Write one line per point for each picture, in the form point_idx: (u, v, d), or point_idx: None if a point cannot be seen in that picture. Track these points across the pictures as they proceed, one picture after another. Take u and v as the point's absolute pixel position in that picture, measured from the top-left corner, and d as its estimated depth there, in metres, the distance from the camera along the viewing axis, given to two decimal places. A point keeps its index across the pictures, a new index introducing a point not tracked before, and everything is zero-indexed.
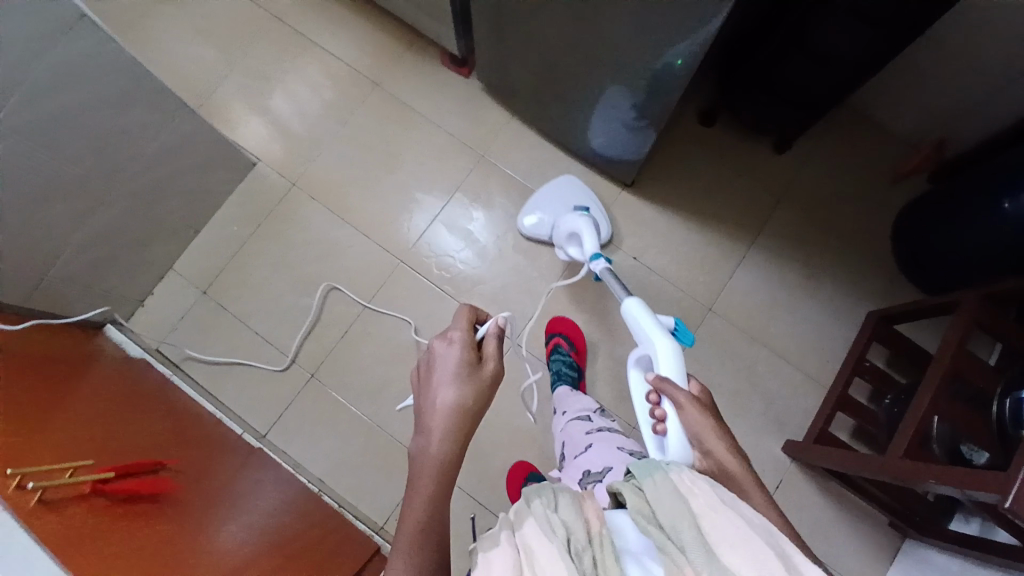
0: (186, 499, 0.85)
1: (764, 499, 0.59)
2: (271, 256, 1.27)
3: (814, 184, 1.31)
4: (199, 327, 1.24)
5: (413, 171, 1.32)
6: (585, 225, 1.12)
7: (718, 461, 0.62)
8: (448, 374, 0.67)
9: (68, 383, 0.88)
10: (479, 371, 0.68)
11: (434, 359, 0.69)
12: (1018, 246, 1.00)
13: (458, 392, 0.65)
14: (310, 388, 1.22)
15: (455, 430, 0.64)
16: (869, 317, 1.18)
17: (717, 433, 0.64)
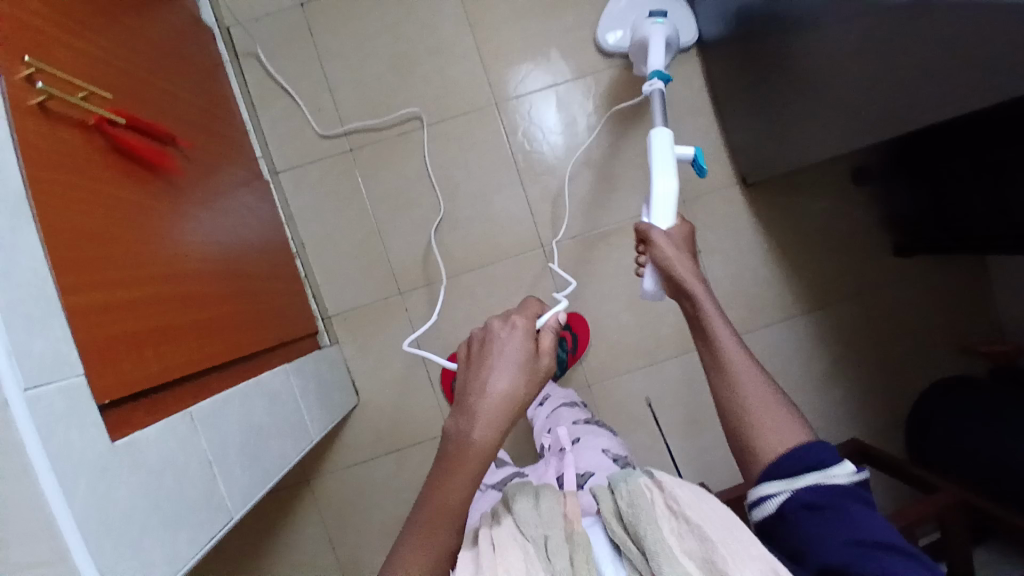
0: (177, 186, 0.82)
1: (730, 334, 0.67)
2: (382, 11, 1.15)
3: (903, 302, 1.21)
4: (276, 32, 1.14)
5: (564, 26, 1.17)
6: (656, 35, 1.03)
7: (680, 278, 0.71)
8: (506, 362, 0.68)
9: (129, 6, 0.82)
10: (535, 363, 0.70)
11: (490, 343, 0.70)
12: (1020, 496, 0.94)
13: (513, 381, 0.67)
14: (342, 160, 1.16)
15: (501, 419, 0.66)
16: (846, 442, 1.17)
17: (688, 261, 0.73)
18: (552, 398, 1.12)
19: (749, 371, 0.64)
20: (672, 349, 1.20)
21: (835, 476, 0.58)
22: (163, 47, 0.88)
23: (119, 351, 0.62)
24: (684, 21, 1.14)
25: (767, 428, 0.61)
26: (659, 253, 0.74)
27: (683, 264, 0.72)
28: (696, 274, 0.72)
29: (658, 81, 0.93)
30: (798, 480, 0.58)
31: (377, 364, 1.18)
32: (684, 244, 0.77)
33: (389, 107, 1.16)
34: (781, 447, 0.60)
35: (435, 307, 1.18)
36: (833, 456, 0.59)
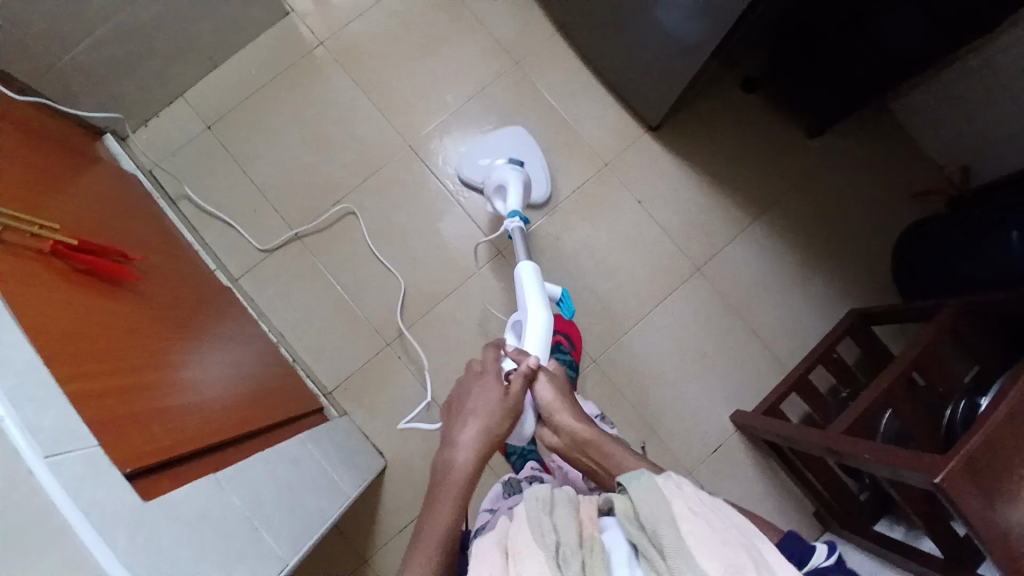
0: (146, 296, 0.86)
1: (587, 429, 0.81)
2: (285, 107, 1.26)
3: (836, 176, 1.28)
4: (195, 159, 1.22)
5: (446, 62, 1.30)
6: (513, 177, 1.12)
7: (556, 419, 0.83)
8: (478, 408, 0.79)
9: (56, 167, 0.90)
10: (505, 399, 0.80)
11: (469, 394, 0.82)
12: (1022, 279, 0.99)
13: (485, 424, 0.78)
14: (292, 247, 1.21)
15: (478, 449, 0.76)
16: (847, 313, 1.20)
17: (569, 411, 0.83)
18: None
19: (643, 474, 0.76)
20: (654, 296, 1.24)
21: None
22: (98, 196, 0.95)
23: (133, 428, 0.64)
24: (529, 155, 1.25)
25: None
26: (546, 400, 0.84)
27: (568, 411, 0.83)
28: (568, 396, 0.86)
29: (517, 223, 1.05)
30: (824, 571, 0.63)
31: (389, 421, 1.17)
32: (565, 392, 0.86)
33: (320, 187, 1.24)
34: (774, 537, 0.65)
35: (425, 345, 1.20)
36: (813, 544, 0.64)
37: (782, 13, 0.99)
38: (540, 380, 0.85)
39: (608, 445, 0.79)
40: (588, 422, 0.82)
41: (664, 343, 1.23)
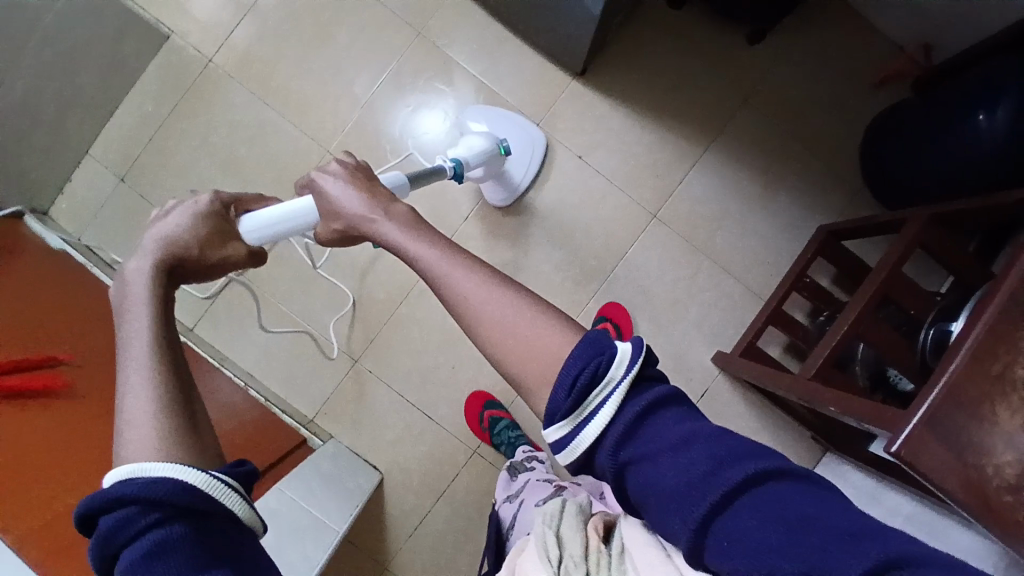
0: (81, 393, 0.86)
1: (356, 190, 0.72)
2: (191, 138, 1.19)
3: (787, 82, 1.17)
4: (118, 217, 1.18)
5: (344, 51, 1.19)
6: (481, 144, 1.08)
7: (328, 194, 0.73)
8: (188, 208, 0.66)
9: None
10: (213, 242, 0.67)
11: (169, 209, 0.67)
12: (1004, 165, 0.90)
13: (188, 225, 0.65)
14: (236, 284, 1.18)
15: (163, 260, 0.62)
16: (817, 231, 1.13)
17: (368, 185, 0.73)
18: None
19: (463, 276, 0.61)
20: (613, 254, 1.19)
21: (616, 381, 0.51)
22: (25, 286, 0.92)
23: (70, 561, 0.65)
24: (501, 125, 1.16)
25: (530, 332, 0.57)
26: (344, 201, 0.71)
27: (358, 199, 0.70)
28: (359, 185, 0.72)
29: (449, 164, 1.00)
30: (584, 404, 0.51)
31: (374, 434, 1.18)
32: (362, 173, 0.76)
33: None
34: (562, 346, 0.55)
35: (392, 352, 1.19)
36: (605, 340, 0.54)
37: None
38: (318, 178, 0.75)
39: (406, 236, 0.66)
40: (385, 213, 0.69)
41: (632, 299, 1.19)
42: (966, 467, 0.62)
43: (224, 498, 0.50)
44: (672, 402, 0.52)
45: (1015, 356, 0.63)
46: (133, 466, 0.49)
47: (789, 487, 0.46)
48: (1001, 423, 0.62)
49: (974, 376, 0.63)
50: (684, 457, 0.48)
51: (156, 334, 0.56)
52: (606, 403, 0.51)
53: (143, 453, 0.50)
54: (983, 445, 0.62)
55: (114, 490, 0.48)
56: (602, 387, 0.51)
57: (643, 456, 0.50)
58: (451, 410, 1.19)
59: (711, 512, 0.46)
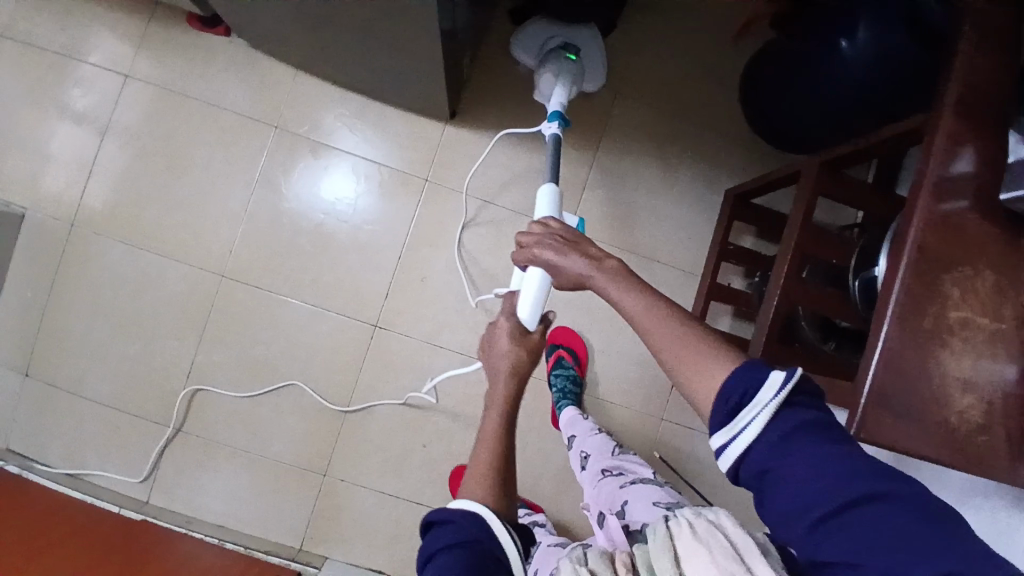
0: None
1: (556, 258, 0.69)
2: (82, 308, 1.12)
3: (651, 59, 1.15)
4: (34, 413, 1.11)
5: (209, 169, 1.14)
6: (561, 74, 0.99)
7: (534, 261, 0.72)
8: (501, 329, 0.80)
9: None
10: (524, 342, 0.79)
11: (493, 330, 0.81)
12: (886, 81, 0.86)
13: (509, 340, 0.78)
14: (177, 439, 1.12)
15: (506, 370, 0.77)
16: (725, 198, 1.11)
17: (566, 252, 0.69)
18: (589, 453, 1.00)
19: (653, 325, 0.60)
20: None
21: (765, 405, 0.51)
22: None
23: None
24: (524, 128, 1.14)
25: (703, 368, 0.56)
26: (552, 262, 0.70)
27: (564, 262, 0.68)
28: (573, 250, 0.69)
29: (553, 125, 0.93)
30: (735, 423, 0.52)
31: (367, 539, 1.13)
32: (567, 238, 0.70)
33: (166, 368, 1.12)
34: (711, 390, 0.55)
35: (360, 453, 1.14)
36: (756, 379, 0.52)
37: None
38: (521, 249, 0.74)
39: (614, 291, 0.64)
40: (599, 267, 0.66)
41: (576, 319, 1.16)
42: (932, 427, 0.62)
43: (510, 553, 0.64)
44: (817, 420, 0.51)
45: (941, 304, 0.63)
46: (461, 501, 0.66)
47: (895, 504, 0.46)
48: (951, 371, 0.63)
49: (908, 337, 0.63)
50: (814, 463, 0.48)
51: (502, 415, 0.74)
52: (754, 421, 0.51)
53: (479, 494, 0.67)
54: (939, 399, 0.62)
55: (449, 509, 0.66)
56: (751, 408, 0.51)
57: (772, 468, 0.50)
58: (437, 489, 1.15)
59: (827, 515, 0.47)
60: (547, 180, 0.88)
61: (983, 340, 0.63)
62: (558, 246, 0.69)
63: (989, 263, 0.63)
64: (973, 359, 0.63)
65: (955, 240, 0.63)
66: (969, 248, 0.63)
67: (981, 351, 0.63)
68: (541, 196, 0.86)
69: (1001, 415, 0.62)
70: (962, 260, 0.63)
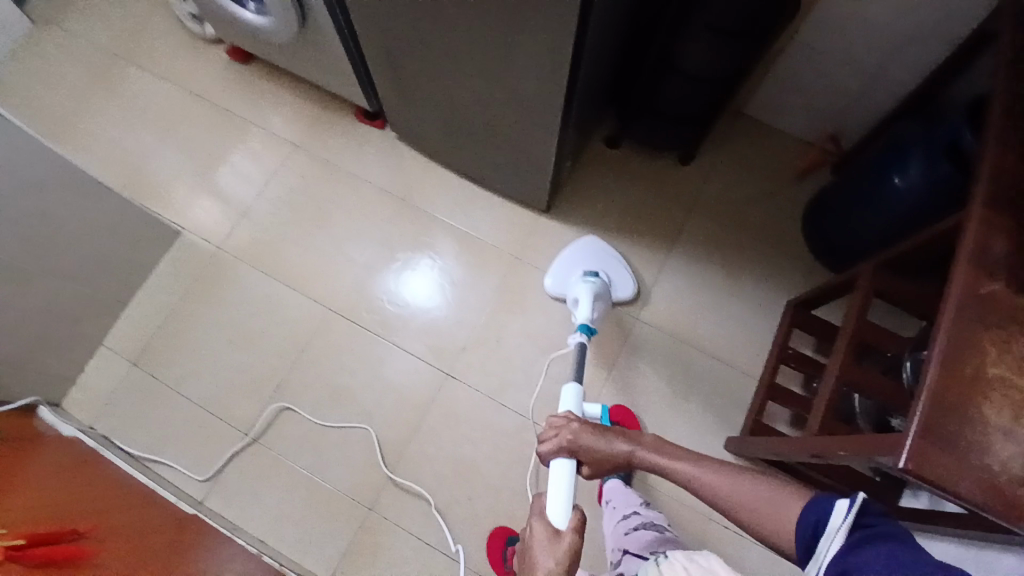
0: (109, 564, 0.81)
1: (601, 439, 0.88)
2: (203, 316, 1.29)
3: (723, 189, 1.35)
4: (132, 399, 1.23)
5: (338, 224, 1.36)
6: (584, 293, 1.16)
7: (572, 445, 0.88)
8: (537, 524, 0.79)
9: (18, 462, 0.88)
10: (559, 535, 0.77)
11: (530, 540, 0.78)
12: (934, 211, 1.03)
13: (545, 534, 0.78)
14: (247, 447, 1.19)
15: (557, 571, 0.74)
16: (787, 306, 1.22)
17: (601, 434, 0.88)
18: (617, 506, 1.06)
19: (721, 480, 0.80)
20: (606, 359, 1.24)
21: (837, 527, 0.64)
22: (54, 472, 0.93)
23: None
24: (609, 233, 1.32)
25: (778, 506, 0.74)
26: (592, 447, 0.87)
27: (610, 442, 0.88)
28: (607, 437, 0.88)
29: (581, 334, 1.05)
30: (818, 553, 0.65)
31: None
32: (593, 426, 0.90)
33: (256, 384, 1.24)
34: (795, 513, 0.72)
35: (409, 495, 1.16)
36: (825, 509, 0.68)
37: (594, 74, 1.08)
38: (550, 445, 0.89)
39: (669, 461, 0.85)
40: (641, 442, 0.88)
41: (635, 401, 1.22)
42: (976, 470, 0.66)
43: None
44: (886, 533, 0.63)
45: (982, 359, 0.71)
46: None
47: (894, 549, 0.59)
48: (992, 420, 0.68)
49: (949, 387, 0.69)
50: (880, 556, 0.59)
51: None
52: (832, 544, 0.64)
53: None
54: (983, 446, 0.67)
55: None
56: (828, 539, 0.65)
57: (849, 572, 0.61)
58: (474, 548, 1.13)
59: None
60: (574, 379, 0.98)
61: (1021, 399, 0.69)
62: (595, 432, 0.88)
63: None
64: (1013, 413, 0.68)
65: (993, 308, 0.73)
66: (1005, 315, 0.73)
67: (1020, 408, 0.69)
68: (565, 392, 0.96)
69: None
70: (998, 324, 0.72)
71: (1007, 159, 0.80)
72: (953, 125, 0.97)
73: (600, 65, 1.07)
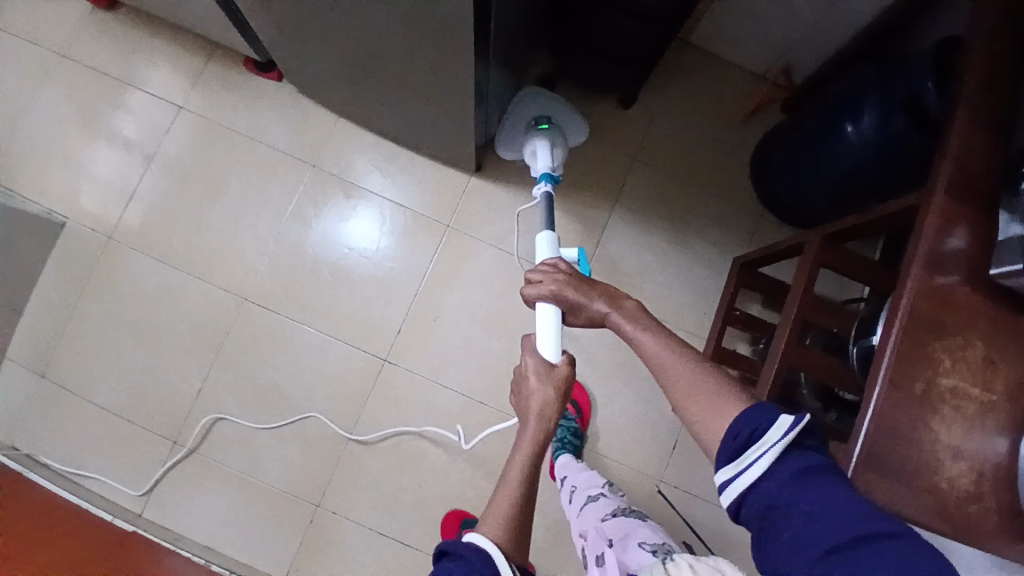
0: None
1: (574, 292, 0.77)
2: (106, 317, 1.17)
3: (667, 133, 1.23)
4: (44, 414, 1.14)
5: (244, 199, 1.21)
6: (540, 139, 1.06)
7: (547, 293, 0.78)
8: (525, 373, 0.76)
9: None
10: (550, 379, 0.75)
11: (522, 381, 0.77)
12: (889, 165, 0.94)
13: (539, 378, 0.75)
14: (178, 455, 1.13)
15: (534, 423, 0.71)
16: (733, 264, 1.16)
17: (578, 287, 0.77)
18: (579, 488, 1.03)
19: (678, 355, 0.67)
20: None
21: (771, 444, 0.54)
22: None
23: None
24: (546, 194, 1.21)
25: (714, 391, 0.63)
26: (570, 298, 0.77)
27: (585, 298, 0.76)
28: (583, 291, 0.77)
29: (544, 185, 0.98)
30: (744, 457, 0.55)
31: None
32: (571, 274, 0.79)
33: (178, 386, 1.15)
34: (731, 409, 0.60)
35: (356, 487, 1.14)
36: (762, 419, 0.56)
37: (513, 18, 0.92)
38: (530, 289, 0.80)
39: (636, 325, 0.72)
40: (617, 305, 0.75)
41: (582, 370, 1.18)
42: (921, 494, 0.63)
43: None
44: (823, 466, 0.53)
45: (932, 370, 0.66)
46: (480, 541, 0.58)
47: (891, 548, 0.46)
48: (942, 439, 0.64)
49: (895, 404, 0.64)
50: (823, 497, 0.50)
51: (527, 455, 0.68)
52: (763, 458, 0.54)
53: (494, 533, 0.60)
54: (931, 465, 0.64)
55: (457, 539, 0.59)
56: (756, 449, 0.54)
57: (774, 505, 0.52)
58: (426, 531, 1.14)
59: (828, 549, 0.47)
60: (547, 227, 0.91)
61: (973, 412, 0.65)
62: (569, 282, 0.77)
63: (978, 336, 0.66)
64: (964, 429, 0.64)
65: (945, 311, 0.67)
66: (959, 319, 0.66)
67: (970, 422, 0.64)
68: (539, 239, 0.88)
69: (993, 490, 0.63)
70: (954, 331, 0.66)
71: (975, 137, 0.70)
72: (914, 75, 0.86)
73: (517, 7, 0.91)
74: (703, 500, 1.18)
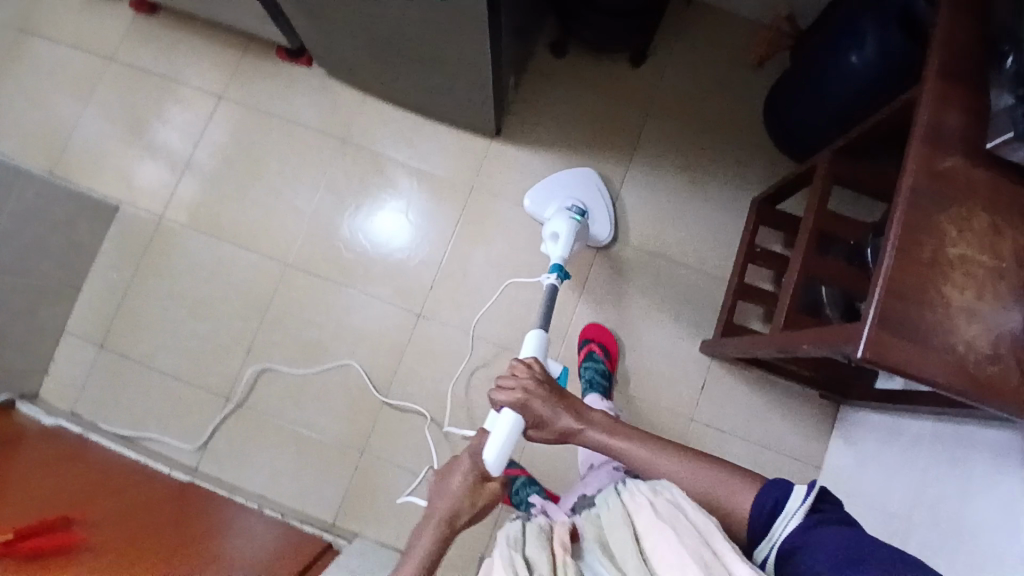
0: (109, 543, 0.82)
1: (550, 409, 0.84)
2: (159, 289, 1.25)
3: (677, 88, 1.28)
4: (105, 382, 1.22)
5: (281, 175, 1.29)
6: (565, 226, 1.10)
7: (520, 401, 0.84)
8: (459, 468, 0.90)
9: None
10: (479, 489, 0.89)
11: (451, 470, 0.91)
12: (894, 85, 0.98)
13: (463, 478, 0.90)
14: (230, 412, 1.19)
15: (441, 525, 0.86)
16: (751, 204, 1.20)
17: (552, 403, 0.84)
18: None
19: (649, 459, 0.79)
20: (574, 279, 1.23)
21: (794, 511, 0.66)
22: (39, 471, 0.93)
23: None
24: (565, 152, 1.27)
25: (695, 486, 0.74)
26: (541, 414, 0.84)
27: (557, 412, 0.84)
28: (555, 404, 0.84)
29: (553, 276, 1.02)
30: (773, 533, 0.66)
31: (398, 523, 1.15)
32: (546, 385, 0.85)
33: (227, 350, 1.22)
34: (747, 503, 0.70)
35: (397, 436, 1.19)
36: (780, 492, 0.68)
37: None
38: (500, 395, 0.86)
39: (612, 440, 0.83)
40: (587, 421, 0.85)
41: (609, 316, 1.23)
42: (939, 352, 0.66)
43: None
44: (837, 519, 0.66)
45: (940, 239, 0.69)
46: None
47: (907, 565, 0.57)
48: (954, 300, 0.67)
49: (905, 269, 0.68)
50: (837, 539, 0.62)
51: (434, 543, 0.83)
52: (788, 524, 0.65)
53: None
54: (946, 325, 0.67)
55: None
56: (784, 518, 0.66)
57: (798, 549, 0.64)
58: None
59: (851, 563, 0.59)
60: (539, 325, 0.96)
61: (983, 276, 0.68)
62: (548, 399, 0.84)
63: (982, 206, 0.69)
64: (975, 291, 0.67)
65: (949, 184, 0.70)
66: (962, 191, 0.70)
67: (981, 285, 0.67)
68: (529, 341, 0.93)
69: (1009, 345, 0.66)
70: (958, 202, 0.70)
71: (962, 26, 0.74)
72: None
73: None
74: (737, 435, 1.20)
